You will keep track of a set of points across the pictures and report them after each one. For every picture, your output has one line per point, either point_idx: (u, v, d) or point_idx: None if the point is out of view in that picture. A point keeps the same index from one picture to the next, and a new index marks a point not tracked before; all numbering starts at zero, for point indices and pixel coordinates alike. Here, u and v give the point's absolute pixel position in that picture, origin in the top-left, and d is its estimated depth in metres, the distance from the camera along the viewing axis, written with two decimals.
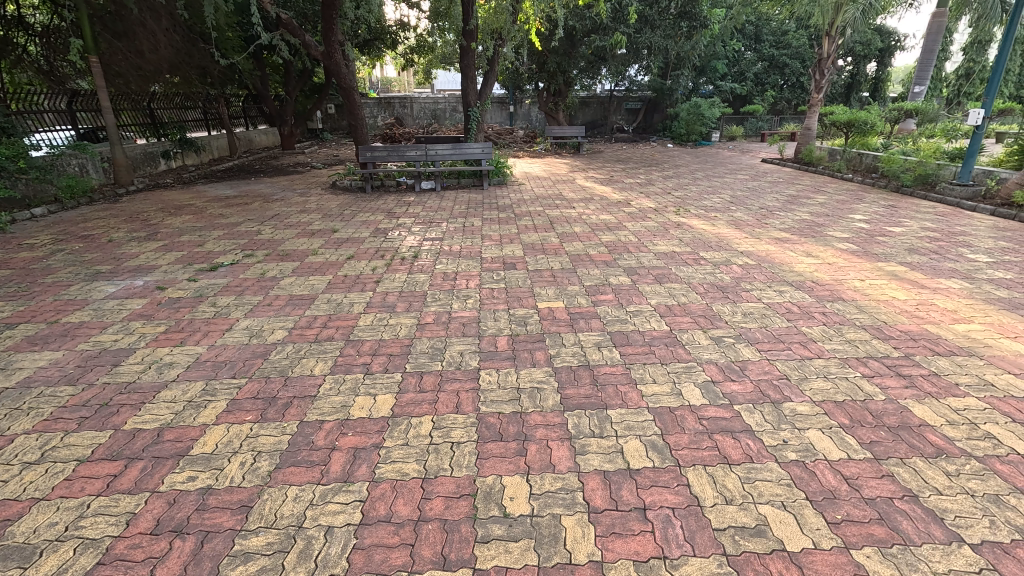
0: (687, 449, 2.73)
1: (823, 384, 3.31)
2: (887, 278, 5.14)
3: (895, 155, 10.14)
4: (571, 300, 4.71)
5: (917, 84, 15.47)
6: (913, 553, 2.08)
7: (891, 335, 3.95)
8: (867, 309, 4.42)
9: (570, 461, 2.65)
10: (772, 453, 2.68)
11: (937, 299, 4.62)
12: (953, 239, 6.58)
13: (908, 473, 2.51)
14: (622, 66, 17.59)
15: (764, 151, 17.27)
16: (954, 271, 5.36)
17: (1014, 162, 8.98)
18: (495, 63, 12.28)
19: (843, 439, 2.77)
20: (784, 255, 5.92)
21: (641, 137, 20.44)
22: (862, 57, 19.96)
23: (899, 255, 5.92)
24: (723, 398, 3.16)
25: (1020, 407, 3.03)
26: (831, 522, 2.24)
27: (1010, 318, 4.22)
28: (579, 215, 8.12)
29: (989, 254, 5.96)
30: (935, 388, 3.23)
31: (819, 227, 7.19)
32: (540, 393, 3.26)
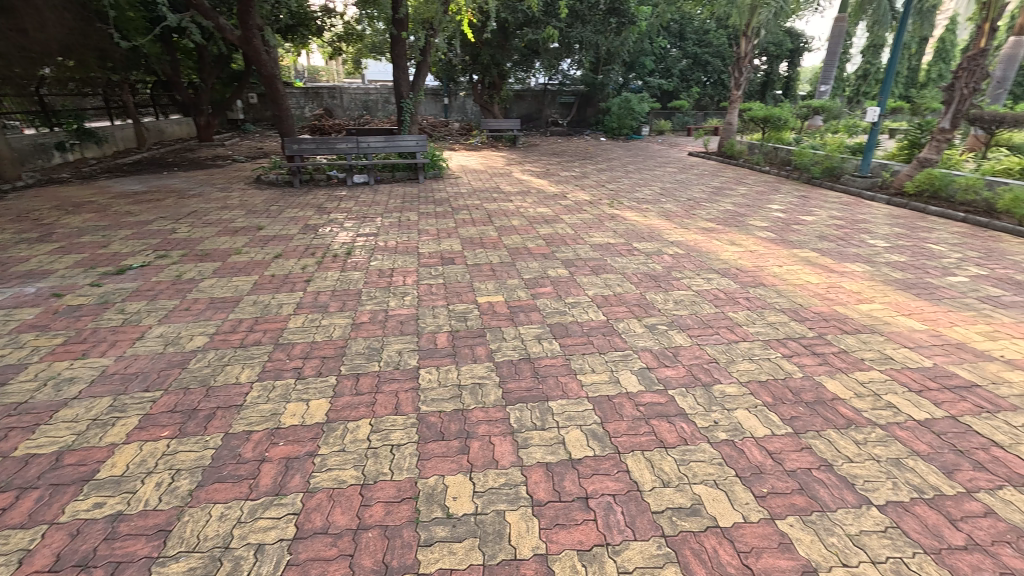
0: (626, 435, 2.80)
1: (747, 365, 3.50)
2: (802, 264, 5.53)
3: (805, 149, 10.94)
4: (510, 294, 4.70)
5: (822, 83, 16.76)
6: (830, 519, 2.25)
7: (806, 316, 4.26)
8: (785, 294, 4.74)
9: (513, 456, 2.65)
10: (703, 434, 2.81)
11: (845, 282, 5.03)
12: (856, 226, 7.20)
13: (823, 444, 2.72)
14: (554, 59, 17.81)
15: (690, 144, 18.09)
16: (858, 256, 5.86)
17: (905, 155, 9.98)
18: (427, 54, 12.05)
19: (767, 416, 2.95)
20: (710, 244, 6.23)
21: (575, 130, 20.81)
22: (775, 57, 21.33)
23: (811, 242, 6.39)
24: (658, 383, 3.28)
25: (914, 377, 3.36)
26: (758, 497, 2.37)
27: (905, 297, 4.66)
28: (517, 208, 8.13)
29: (886, 239, 6.56)
30: (845, 364, 3.52)
31: (741, 217, 7.62)
32: (481, 388, 3.23)
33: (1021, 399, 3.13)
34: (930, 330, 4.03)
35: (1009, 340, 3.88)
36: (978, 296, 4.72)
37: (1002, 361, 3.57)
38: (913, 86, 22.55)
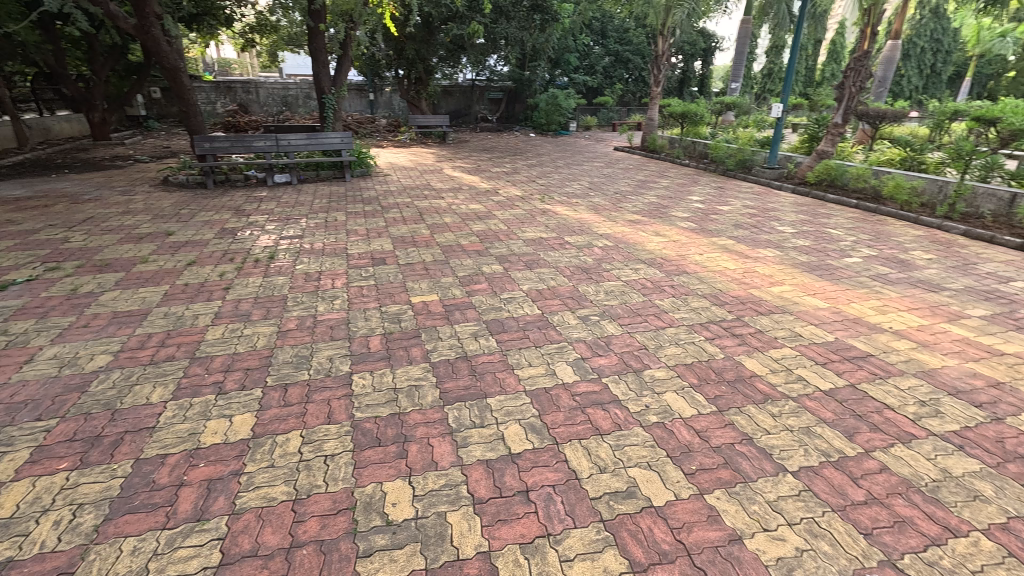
0: (564, 425, 2.86)
1: (675, 350, 3.68)
2: (720, 252, 5.89)
3: (720, 143, 11.66)
4: (445, 293, 4.65)
5: (732, 81, 17.89)
6: (751, 488, 2.42)
7: (725, 301, 4.54)
8: (706, 280, 5.02)
9: (452, 456, 2.62)
10: (636, 418, 2.92)
11: (758, 267, 5.41)
12: (766, 214, 7.76)
13: (744, 419, 2.91)
14: (481, 55, 17.77)
15: (616, 139, 18.69)
16: (768, 242, 6.32)
17: (805, 147, 11.01)
18: (348, 47, 11.64)
19: (693, 397, 3.12)
20: (637, 235, 6.48)
21: (505, 126, 20.90)
22: (690, 56, 22.50)
23: (728, 230, 6.82)
24: (592, 373, 3.37)
25: (820, 351, 3.68)
26: (688, 474, 2.50)
27: (809, 279, 5.09)
28: (449, 205, 8.06)
29: (792, 226, 7.13)
30: (760, 343, 3.79)
31: (665, 208, 7.99)
32: (418, 390, 3.18)
33: (907, 364, 3.52)
34: (831, 308, 4.42)
35: (896, 313, 4.34)
36: (870, 275, 5.24)
37: (891, 332, 3.99)
38: (811, 85, 24.60)
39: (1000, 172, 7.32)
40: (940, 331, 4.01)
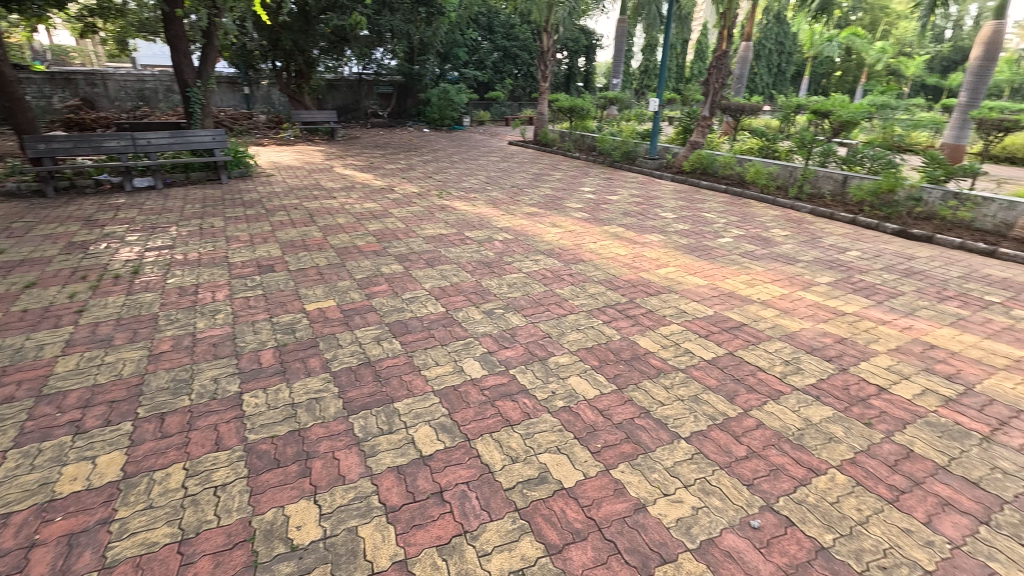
0: (474, 421, 2.86)
1: (576, 335, 3.83)
2: (612, 239, 6.22)
3: (606, 136, 12.31)
4: (343, 297, 4.43)
5: (614, 77, 18.93)
6: (651, 458, 2.59)
7: (619, 285, 4.81)
8: (601, 267, 5.28)
9: (361, 467, 2.51)
10: (544, 405, 3.00)
11: (646, 251, 5.80)
12: (651, 202, 8.34)
13: (641, 395, 3.11)
14: (366, 47, 17.08)
15: (509, 134, 18.98)
16: (654, 228, 6.80)
17: (680, 139, 12.07)
18: (213, 36, 10.46)
19: (595, 378, 3.27)
20: (535, 227, 6.64)
21: (397, 122, 20.33)
22: (574, 52, 23.46)
23: (618, 218, 7.23)
24: (499, 366, 3.40)
25: (702, 325, 4.04)
26: (594, 453, 2.62)
27: (691, 259, 5.56)
28: (342, 205, 7.67)
29: (673, 211, 7.73)
30: (652, 322, 4.07)
31: (559, 200, 8.27)
32: (319, 403, 3.00)
33: (773, 329, 3.98)
34: (710, 284, 4.87)
35: (762, 285, 4.89)
36: (740, 253, 5.84)
37: (759, 302, 4.48)
38: (682, 81, 26.74)
39: (835, 158, 8.51)
40: (797, 298, 4.59)
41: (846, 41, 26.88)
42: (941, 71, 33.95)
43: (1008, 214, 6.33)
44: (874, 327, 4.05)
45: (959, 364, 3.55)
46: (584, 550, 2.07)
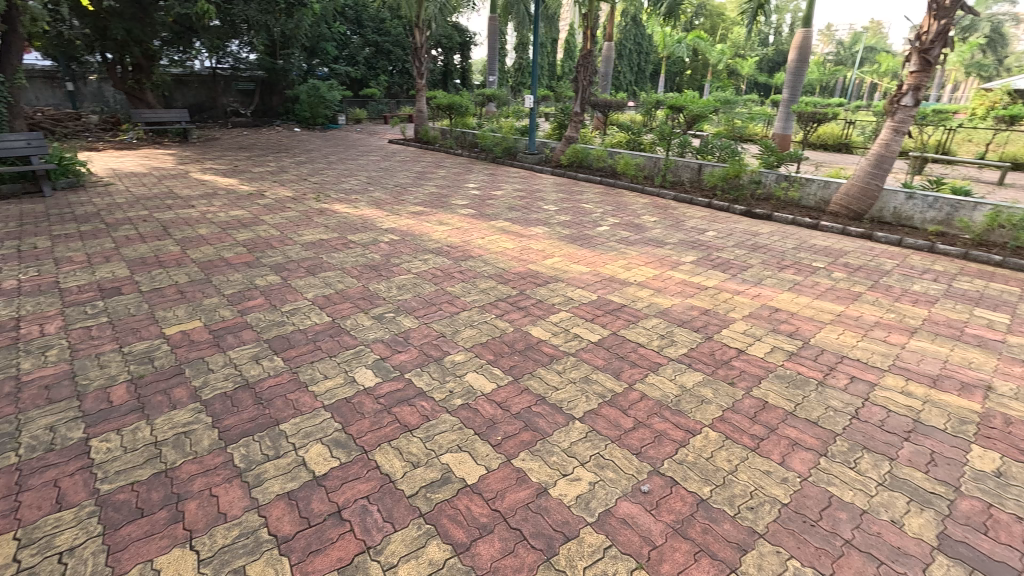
0: (370, 431, 2.74)
1: (470, 332, 3.84)
2: (499, 234, 6.33)
3: (486, 132, 12.46)
4: (211, 316, 3.99)
5: (490, 74, 19.18)
6: (550, 442, 2.69)
7: (508, 278, 4.91)
8: (490, 262, 5.35)
9: (246, 500, 2.29)
10: (442, 405, 2.97)
11: (532, 244, 5.98)
12: (534, 196, 8.61)
13: (536, 383, 3.21)
14: (218, 39, 15.61)
15: (389, 132, 18.42)
16: (538, 220, 7.03)
17: (556, 134, 12.67)
18: (14, 23, 8.62)
19: (491, 372, 3.31)
20: (422, 226, 6.53)
21: (263, 121, 18.75)
22: (449, 49, 23.41)
23: (503, 213, 7.37)
24: (394, 371, 3.30)
25: (588, 309, 4.27)
26: (495, 445, 2.66)
27: (574, 249, 5.84)
28: (202, 214, 6.90)
29: (555, 204, 8.06)
30: (542, 311, 4.22)
31: (445, 197, 8.22)
32: (190, 437, 2.68)
33: (649, 307, 4.32)
34: (592, 271, 5.16)
35: (638, 268, 5.28)
36: (616, 239, 6.26)
37: (636, 284, 4.84)
38: (554, 79, 27.87)
39: (690, 149, 9.44)
40: (667, 278, 5.03)
41: (693, 43, 29.92)
42: (768, 72, 39.18)
43: (825, 192, 7.50)
44: (731, 298, 4.58)
45: (798, 322, 4.14)
46: (491, 543, 2.09)
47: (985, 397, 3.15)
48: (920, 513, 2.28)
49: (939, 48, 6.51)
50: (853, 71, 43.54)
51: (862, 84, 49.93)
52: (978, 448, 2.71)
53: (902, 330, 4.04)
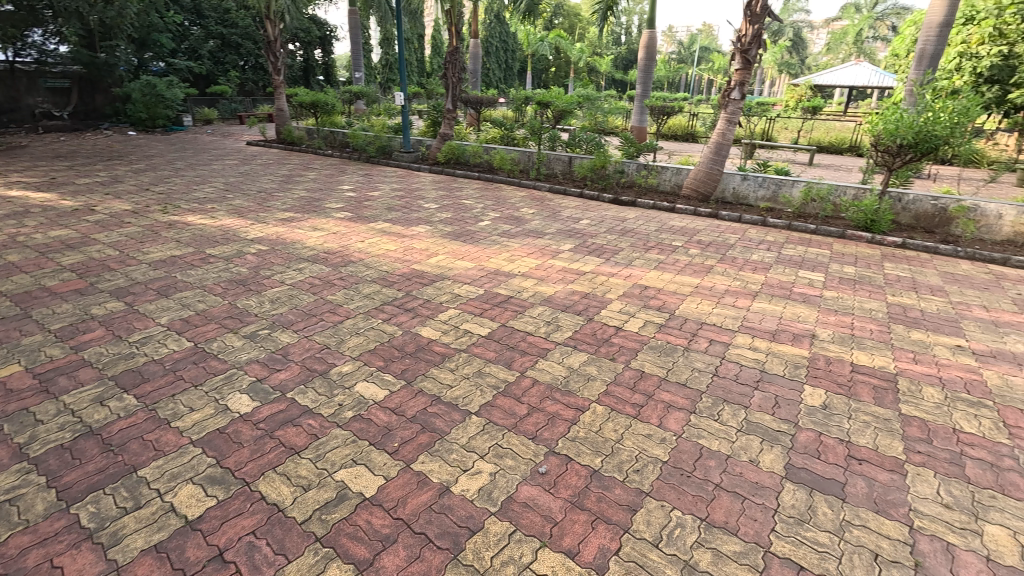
0: (251, 461, 2.51)
1: (356, 340, 3.67)
2: (380, 236, 6.12)
3: (356, 131, 11.95)
4: (36, 358, 3.35)
5: (355, 70, 18.38)
6: (448, 441, 2.68)
7: (393, 280, 4.77)
8: (372, 265, 5.16)
9: (102, 563, 1.98)
10: (332, 421, 2.81)
11: (415, 243, 5.88)
12: (413, 195, 8.45)
13: (430, 383, 3.18)
14: (13, 27, 13.57)
15: (246, 133, 16.86)
16: (419, 219, 6.92)
17: (431, 131, 12.61)
18: None
19: (382, 379, 3.21)
20: (294, 233, 6.09)
21: (86, 123, 16.10)
22: (307, 43, 22.01)
23: (382, 214, 7.14)
24: (274, 392, 3.05)
25: (476, 304, 4.31)
26: (392, 453, 2.58)
27: (457, 245, 5.85)
28: (11, 236, 5.75)
29: (435, 202, 8.00)
30: (430, 311, 4.17)
31: (317, 201, 7.75)
32: (17, 505, 2.23)
33: (534, 297, 4.48)
34: (477, 266, 5.21)
35: (521, 259, 5.45)
36: (498, 233, 6.38)
37: (520, 275, 4.99)
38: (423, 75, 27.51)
39: (560, 142, 9.91)
40: (549, 266, 5.25)
41: (554, 41, 31.39)
42: (623, 69, 42.47)
43: (678, 178, 8.34)
44: (607, 280, 4.91)
45: (664, 296, 4.57)
46: (395, 553, 2.03)
47: (810, 344, 3.76)
48: (770, 450, 2.66)
49: (755, 49, 7.53)
50: (692, 68, 48.81)
51: (701, 80, 56.24)
52: (808, 387, 3.22)
53: (747, 295, 4.65)
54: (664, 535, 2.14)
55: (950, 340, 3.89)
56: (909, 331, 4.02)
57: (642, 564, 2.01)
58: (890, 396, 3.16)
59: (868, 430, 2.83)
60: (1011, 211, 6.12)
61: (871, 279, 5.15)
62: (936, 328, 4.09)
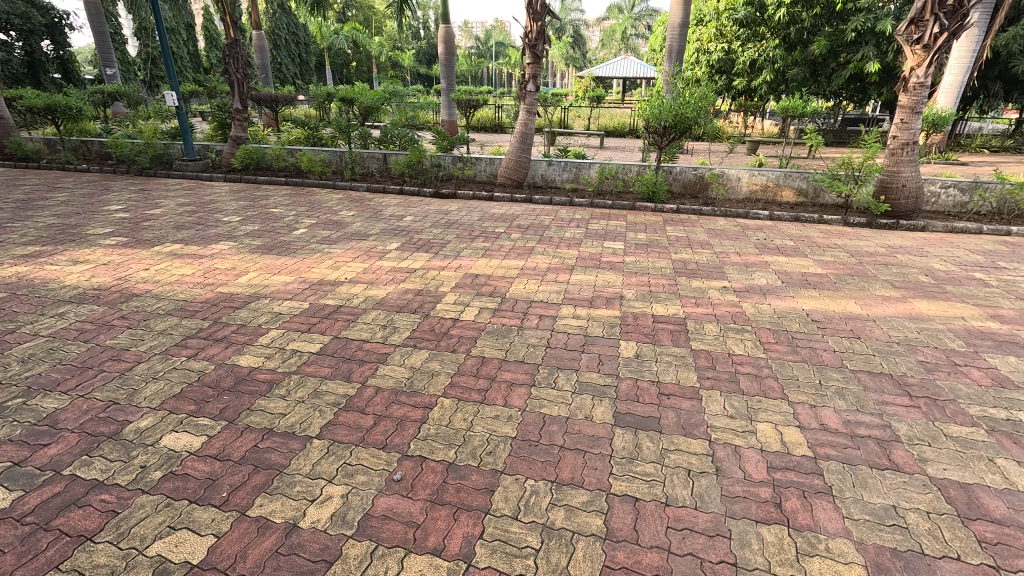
0: (19, 567, 1.96)
1: (155, 387, 3.10)
2: (169, 260, 5.22)
3: (118, 139, 9.95)
4: None
5: (105, 66, 15.26)
6: (289, 474, 2.43)
7: (194, 309, 4.13)
8: (164, 295, 4.39)
9: None
10: (135, 489, 2.34)
11: (216, 263, 5.16)
12: (207, 208, 7.39)
13: (258, 416, 2.84)
14: None
15: None
16: (219, 235, 6.09)
17: (220, 135, 11.16)
18: None
19: (196, 424, 2.77)
20: (45, 271, 4.86)
21: None
22: (29, 33, 17.53)
23: (169, 234, 6.11)
24: (42, 474, 2.41)
25: (302, 321, 3.96)
26: (222, 504, 2.26)
27: (270, 259, 5.30)
28: None
29: (236, 214, 7.11)
30: (246, 337, 3.71)
31: (74, 228, 6.28)
32: None
33: (366, 302, 4.30)
34: (297, 278, 4.80)
35: (345, 265, 5.16)
36: (317, 241, 5.94)
37: (347, 281, 4.72)
38: (200, 71, 24.02)
39: (372, 139, 9.59)
40: (377, 268, 5.08)
41: (350, 33, 30.11)
42: (427, 63, 42.64)
43: (492, 167, 8.71)
44: (438, 274, 4.94)
45: (494, 282, 4.77)
46: None
47: (620, 304, 4.29)
48: (600, 404, 2.98)
49: (541, 45, 8.17)
50: (491, 63, 51.19)
51: (500, 73, 59.40)
52: (623, 342, 3.68)
53: (565, 270, 5.10)
54: (522, 505, 2.26)
55: (718, 284, 4.78)
56: (690, 280, 4.85)
57: (506, 539, 2.10)
58: (683, 337, 3.78)
59: (671, 368, 3.35)
60: (746, 174, 7.72)
61: (659, 242, 6.05)
62: (708, 275, 4.99)
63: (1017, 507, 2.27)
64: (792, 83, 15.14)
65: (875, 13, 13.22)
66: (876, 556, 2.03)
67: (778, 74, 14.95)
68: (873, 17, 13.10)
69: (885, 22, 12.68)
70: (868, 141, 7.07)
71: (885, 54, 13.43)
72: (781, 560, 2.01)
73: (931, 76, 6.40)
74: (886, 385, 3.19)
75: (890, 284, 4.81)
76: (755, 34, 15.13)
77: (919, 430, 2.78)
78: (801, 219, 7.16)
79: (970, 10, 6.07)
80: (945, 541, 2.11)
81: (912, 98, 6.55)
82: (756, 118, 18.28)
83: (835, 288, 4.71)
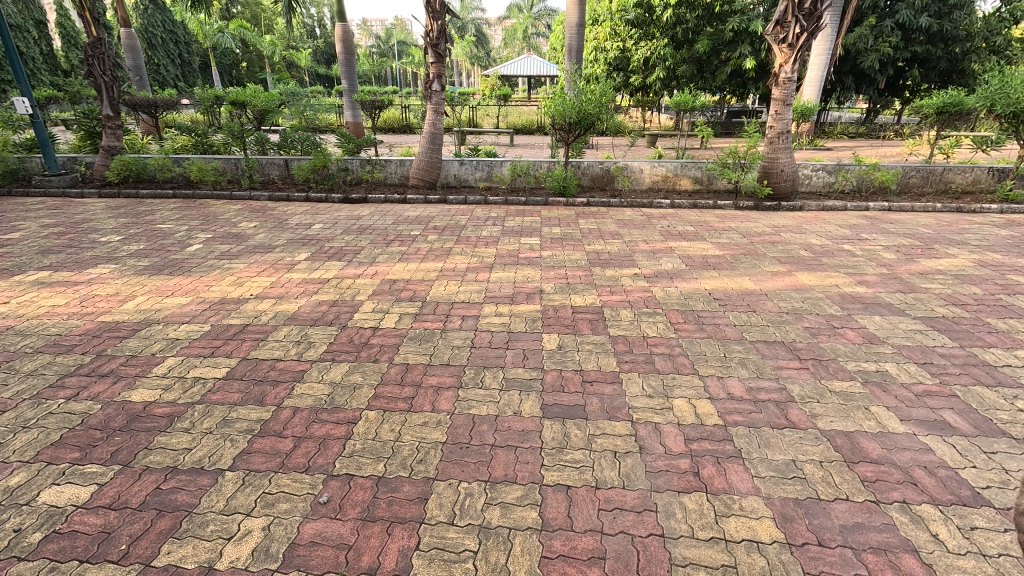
0: None
1: (27, 438, 2.70)
2: (35, 290, 4.58)
3: None
4: None
5: None
6: (199, 515, 2.23)
7: (71, 343, 3.65)
8: (31, 330, 3.84)
9: None
10: (9, 557, 2.03)
11: (94, 290, 4.59)
12: (80, 228, 6.57)
13: (159, 455, 2.58)
14: None
15: None
16: (96, 258, 5.44)
17: (86, 145, 9.90)
18: None
19: (83, 473, 2.45)
20: None
21: None
22: None
23: (33, 260, 5.36)
24: None
25: (202, 345, 3.64)
26: (120, 558, 2.02)
27: (160, 281, 4.80)
28: None
29: (115, 232, 6.38)
30: (138, 368, 3.34)
31: None
32: None
33: (275, 318, 4.04)
34: (195, 299, 4.40)
35: (250, 281, 4.81)
36: (215, 256, 5.47)
37: (253, 298, 4.42)
38: (57, 74, 21.21)
39: (269, 145, 9.01)
40: (286, 281, 4.79)
41: (236, 32, 28.18)
42: (326, 62, 40.69)
43: (403, 169, 8.53)
44: (353, 282, 4.75)
45: (414, 286, 4.69)
46: None
47: (540, 299, 4.38)
48: (527, 398, 3.03)
49: (444, 44, 8.07)
50: (395, 61, 50.00)
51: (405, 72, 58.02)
52: (546, 335, 3.75)
53: (484, 268, 5.11)
54: (457, 509, 2.24)
55: (630, 271, 5.03)
56: (604, 270, 5.05)
57: (443, 547, 2.06)
58: (601, 325, 3.93)
59: (592, 356, 3.48)
60: (647, 166, 8.16)
61: (573, 236, 6.24)
62: (620, 264, 5.23)
63: (888, 446, 2.61)
64: (682, 79, 16.23)
65: (748, 15, 14.59)
66: (782, 508, 2.24)
67: (669, 71, 15.92)
68: (747, 18, 14.48)
69: (756, 23, 14.08)
70: (750, 131, 7.75)
71: (759, 52, 14.87)
72: (702, 524, 2.16)
73: (796, 72, 7.14)
74: (779, 352, 3.53)
75: (777, 260, 5.32)
76: (646, 34, 16.00)
77: (809, 389, 3.10)
78: (699, 206, 7.72)
79: (822, 13, 6.87)
80: (836, 485, 2.37)
81: (783, 92, 7.25)
82: (653, 113, 19.36)
83: (731, 267, 5.13)
